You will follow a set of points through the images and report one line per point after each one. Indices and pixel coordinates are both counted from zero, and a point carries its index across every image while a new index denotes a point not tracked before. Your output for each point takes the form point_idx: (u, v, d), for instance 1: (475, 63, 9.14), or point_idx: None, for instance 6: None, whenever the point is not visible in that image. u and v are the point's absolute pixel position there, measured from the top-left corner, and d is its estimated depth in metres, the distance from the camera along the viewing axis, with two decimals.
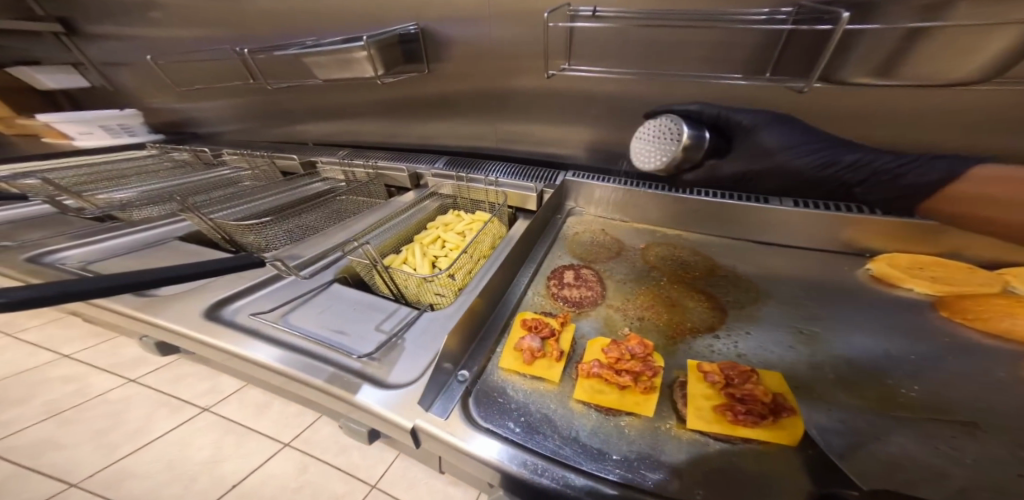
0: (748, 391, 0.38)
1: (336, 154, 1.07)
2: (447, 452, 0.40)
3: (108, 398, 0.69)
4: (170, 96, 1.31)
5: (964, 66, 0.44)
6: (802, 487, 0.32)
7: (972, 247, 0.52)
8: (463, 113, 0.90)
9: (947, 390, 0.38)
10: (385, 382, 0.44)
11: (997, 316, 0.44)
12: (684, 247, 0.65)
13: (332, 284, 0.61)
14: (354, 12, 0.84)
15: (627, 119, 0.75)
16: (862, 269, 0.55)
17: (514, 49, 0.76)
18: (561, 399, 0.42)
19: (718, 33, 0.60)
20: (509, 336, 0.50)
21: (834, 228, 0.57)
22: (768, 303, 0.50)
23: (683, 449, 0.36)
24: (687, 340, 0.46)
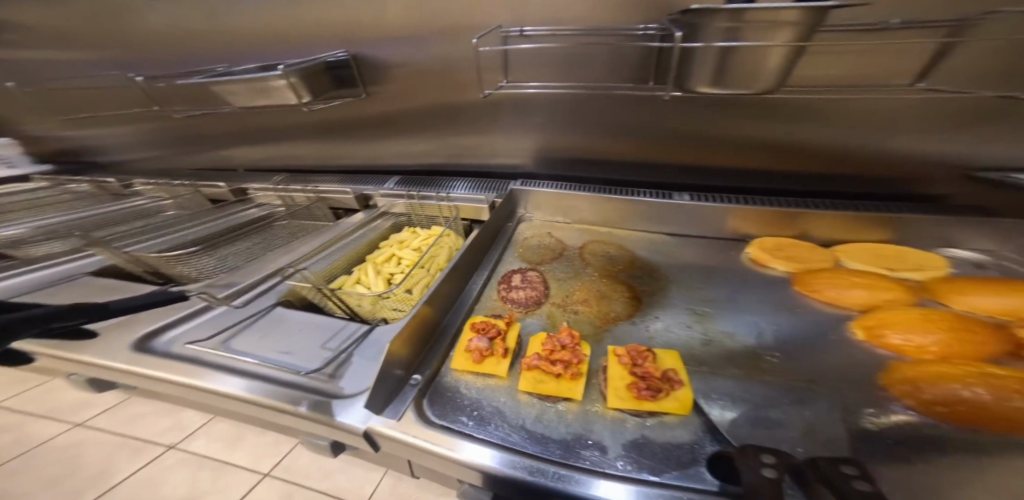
0: (647, 369, 0.43)
1: (270, 179, 1.07)
2: (409, 452, 0.44)
3: (58, 443, 0.80)
4: (82, 123, 1.22)
5: (761, 78, 0.49)
6: (701, 446, 0.37)
7: (817, 229, 0.63)
8: (402, 130, 0.94)
9: (804, 352, 0.45)
10: (333, 394, 0.47)
11: (826, 288, 0.52)
12: (614, 243, 0.73)
13: (275, 308, 0.63)
14: (279, 36, 0.85)
15: (562, 127, 0.83)
16: (744, 254, 0.64)
17: (446, 67, 0.81)
18: (512, 392, 0.47)
19: (620, 48, 0.69)
20: (459, 340, 0.54)
21: (723, 217, 0.67)
22: (672, 289, 0.59)
23: (610, 428, 0.41)
24: (612, 329, 0.54)
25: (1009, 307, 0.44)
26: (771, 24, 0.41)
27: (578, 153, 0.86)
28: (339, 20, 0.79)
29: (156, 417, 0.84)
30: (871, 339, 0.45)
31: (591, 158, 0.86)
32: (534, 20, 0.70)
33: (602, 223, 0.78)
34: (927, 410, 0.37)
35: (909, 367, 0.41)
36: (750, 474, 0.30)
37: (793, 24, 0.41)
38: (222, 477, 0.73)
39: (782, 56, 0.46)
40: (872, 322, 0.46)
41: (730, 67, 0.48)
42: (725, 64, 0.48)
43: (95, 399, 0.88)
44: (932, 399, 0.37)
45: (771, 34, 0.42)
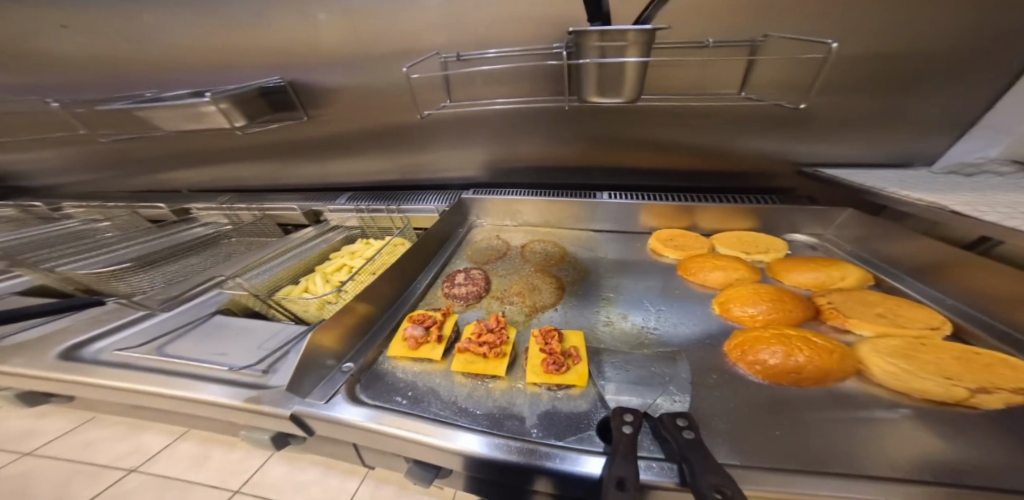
0: (552, 347, 0.51)
1: (217, 199, 1.09)
2: (333, 430, 0.48)
3: (5, 472, 0.79)
4: (11, 149, 1.19)
5: (625, 89, 0.58)
6: (595, 409, 0.45)
7: (702, 220, 0.75)
8: (347, 148, 0.98)
9: (680, 326, 0.55)
10: (260, 384, 0.50)
11: (700, 271, 0.62)
12: (552, 240, 0.81)
13: (216, 315, 0.67)
14: (219, 63, 0.89)
15: (496, 141, 0.91)
16: (648, 246, 0.74)
17: (381, 91, 0.87)
18: (446, 374, 0.54)
19: (544, 72, 0.78)
20: (399, 330, 0.61)
21: (633, 214, 0.78)
22: (588, 279, 0.67)
23: (529, 400, 0.49)
24: (539, 316, 0.61)
25: (819, 281, 0.57)
26: (624, 43, 0.51)
27: (519, 162, 0.94)
28: (276, 47, 0.83)
29: (112, 441, 0.84)
30: (722, 313, 0.56)
31: (538, 168, 0.94)
32: (462, 46, 0.78)
33: (546, 223, 0.86)
34: (751, 370, 0.46)
35: (747, 335, 0.50)
36: (615, 431, 0.38)
37: (637, 43, 0.51)
38: (189, 496, 0.75)
39: (637, 69, 0.56)
40: (723, 300, 0.57)
41: (607, 79, 0.57)
42: (601, 77, 0.57)
43: (40, 430, 0.87)
44: (756, 360, 0.46)
45: (624, 51, 0.53)
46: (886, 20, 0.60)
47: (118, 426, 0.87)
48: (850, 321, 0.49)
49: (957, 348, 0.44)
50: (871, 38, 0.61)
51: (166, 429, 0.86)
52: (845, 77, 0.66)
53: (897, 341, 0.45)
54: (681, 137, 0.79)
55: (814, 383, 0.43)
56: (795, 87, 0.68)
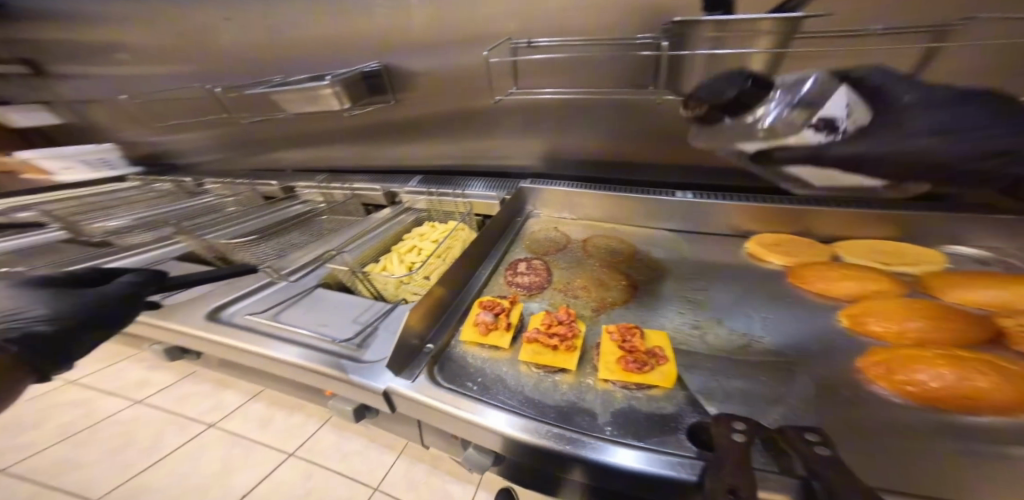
0: (634, 344, 0.48)
1: (315, 178, 1.17)
2: (418, 413, 0.49)
3: (119, 417, 0.91)
4: (149, 129, 1.38)
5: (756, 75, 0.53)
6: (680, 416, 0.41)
7: (820, 226, 0.65)
8: (422, 135, 1.01)
9: (792, 336, 0.49)
10: (359, 359, 0.53)
11: (821, 279, 0.54)
12: (616, 238, 0.76)
13: (317, 288, 0.70)
14: (316, 50, 0.94)
15: (565, 131, 0.88)
16: (743, 248, 0.66)
17: (460, 77, 0.88)
18: (513, 363, 0.52)
19: (624, 56, 0.73)
20: (469, 315, 0.60)
21: (727, 216, 0.69)
22: (665, 279, 0.62)
23: (600, 397, 0.45)
24: (608, 312, 0.58)
25: (1003, 300, 0.46)
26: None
27: (587, 154, 0.90)
28: (369, 32, 0.87)
29: (200, 398, 0.96)
30: (854, 327, 0.48)
31: (602, 161, 0.89)
32: (548, 31, 0.76)
33: (604, 217, 0.81)
34: (899, 391, 0.39)
35: (891, 353, 0.42)
36: (723, 439, 0.34)
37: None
38: (252, 454, 0.85)
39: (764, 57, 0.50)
40: (856, 311, 0.49)
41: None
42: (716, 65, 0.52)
43: (151, 379, 1.00)
44: (908, 382, 0.39)
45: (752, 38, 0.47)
46: None
47: (205, 384, 0.99)
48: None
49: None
50: None
51: (242, 390, 0.98)
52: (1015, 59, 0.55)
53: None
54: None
55: (994, 413, 0.35)
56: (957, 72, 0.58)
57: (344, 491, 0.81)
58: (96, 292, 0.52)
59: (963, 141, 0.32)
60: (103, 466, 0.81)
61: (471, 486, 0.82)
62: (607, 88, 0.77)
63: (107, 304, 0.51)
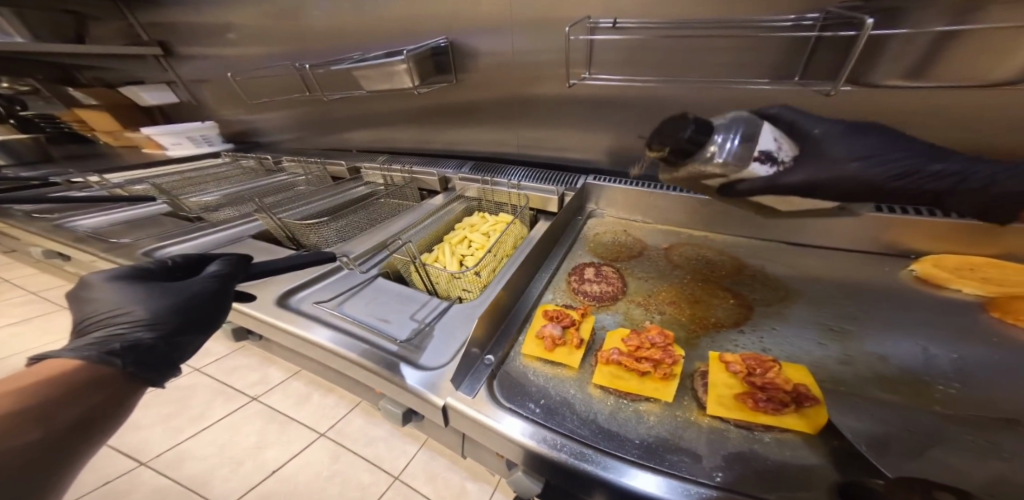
0: (769, 380, 0.37)
1: (376, 159, 1.18)
2: (474, 431, 0.42)
3: (178, 383, 0.95)
4: (241, 108, 1.49)
5: None
6: (823, 477, 0.31)
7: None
8: (488, 120, 0.96)
9: (1001, 394, 0.35)
10: (418, 363, 0.48)
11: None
12: (709, 247, 0.64)
13: (377, 278, 0.65)
14: (395, 29, 0.93)
15: (644, 125, 0.77)
16: (907, 269, 0.51)
17: (535, 59, 0.81)
18: (581, 385, 0.43)
19: (748, 42, 0.61)
20: (531, 326, 0.52)
21: (875, 230, 0.54)
22: (797, 302, 0.49)
23: (704, 437, 0.36)
24: (711, 334, 0.47)
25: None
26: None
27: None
28: (446, 9, 0.83)
29: (247, 370, 0.98)
30: None
31: None
32: (645, 8, 0.66)
33: (686, 223, 0.69)
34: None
35: None
36: None
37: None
38: (289, 430, 0.84)
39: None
40: None
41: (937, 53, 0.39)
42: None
43: (210, 349, 1.05)
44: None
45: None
46: None
47: (253, 358, 1.02)
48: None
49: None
50: None
51: (285, 367, 0.99)
52: None
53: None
54: (945, 131, 0.54)
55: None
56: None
57: (368, 479, 0.77)
58: (185, 289, 0.47)
59: (881, 166, 0.33)
60: (156, 430, 0.84)
61: (487, 487, 0.77)
62: (711, 72, 0.66)
63: (192, 305, 0.46)
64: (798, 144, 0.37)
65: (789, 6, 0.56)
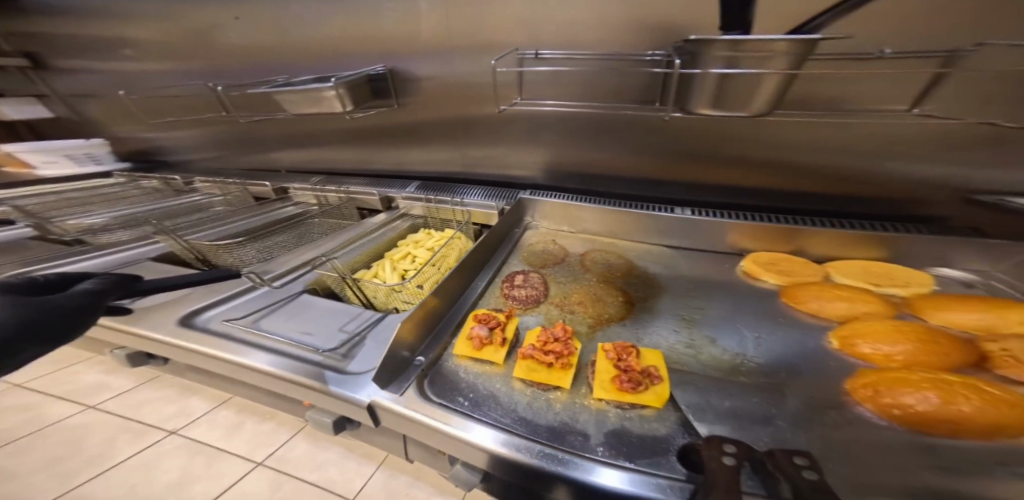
0: (631, 363, 0.47)
1: (309, 179, 1.17)
2: (407, 427, 0.47)
3: (70, 427, 0.86)
4: (146, 125, 1.36)
5: (756, 101, 0.51)
6: (670, 438, 0.41)
7: (812, 245, 0.64)
8: (427, 140, 1.00)
9: (792, 362, 0.47)
10: (345, 370, 0.51)
11: (812, 300, 0.54)
12: (614, 252, 0.75)
13: (302, 295, 0.68)
14: (321, 52, 0.94)
15: (559, 144, 0.88)
16: (738, 267, 0.66)
17: (464, 85, 0.87)
18: (505, 380, 0.50)
19: (629, 78, 0.73)
20: (462, 329, 0.58)
21: (722, 231, 0.68)
22: (663, 297, 0.61)
23: (592, 416, 0.44)
24: (604, 327, 0.57)
25: (984, 325, 0.45)
26: (766, 54, 0.45)
27: (589, 168, 0.89)
28: (380, 36, 0.87)
29: (161, 404, 0.91)
30: (843, 348, 0.47)
31: (587, 176, 0.89)
32: (548, 45, 0.76)
33: (606, 232, 0.79)
34: (885, 415, 0.39)
35: (877, 375, 0.42)
36: (715, 463, 0.34)
37: (785, 53, 0.45)
38: (219, 463, 0.81)
39: (775, 83, 0.49)
40: (848, 334, 0.48)
41: (728, 93, 0.51)
42: (721, 90, 0.51)
43: (112, 386, 0.96)
44: (905, 403, 0.38)
45: (764, 63, 0.46)
46: None
47: (171, 389, 0.95)
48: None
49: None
50: None
51: (210, 396, 0.94)
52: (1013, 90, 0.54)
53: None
54: (768, 153, 0.70)
55: (978, 436, 0.36)
56: (968, 102, 0.56)
57: None
58: (41, 300, 0.43)
59: None
60: (39, 475, 0.78)
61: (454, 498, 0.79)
62: (607, 102, 0.77)
63: (54, 317, 0.43)
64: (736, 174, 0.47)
65: (652, 47, 0.69)
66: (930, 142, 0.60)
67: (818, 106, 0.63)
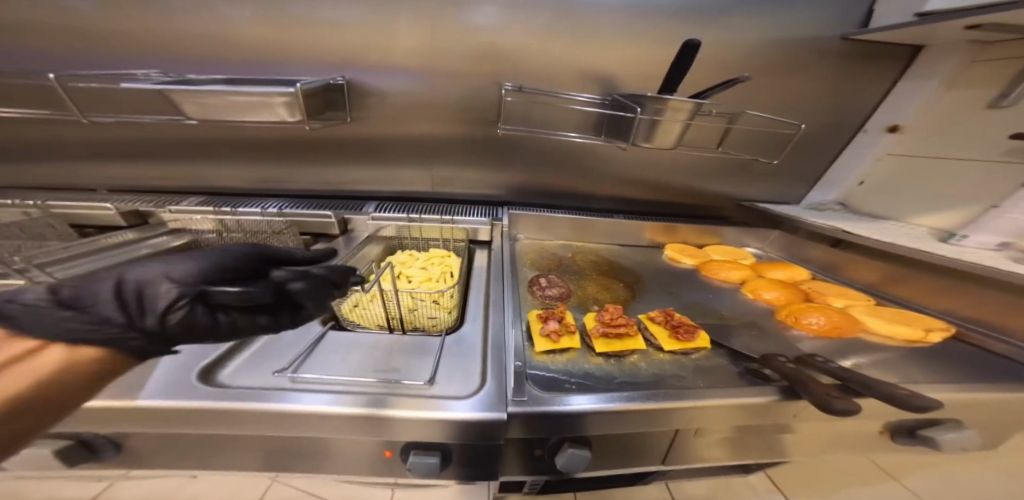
0: (680, 320, 0.56)
1: (189, 199, 0.89)
2: (483, 430, 0.42)
3: None
4: None
5: (669, 139, 0.75)
6: (726, 366, 0.51)
7: (697, 238, 0.92)
8: (383, 158, 0.93)
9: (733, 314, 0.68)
10: (460, 395, 0.43)
11: (721, 269, 0.76)
12: (594, 253, 0.85)
13: (327, 331, 0.52)
14: (237, 53, 0.80)
15: (516, 164, 0.94)
16: (664, 255, 0.86)
17: (428, 101, 0.86)
18: (586, 361, 0.51)
19: (582, 116, 0.89)
20: (532, 328, 0.55)
21: (649, 232, 0.91)
22: (645, 279, 0.75)
23: (672, 365, 0.51)
24: (630, 306, 0.65)
25: (791, 276, 0.75)
26: (678, 108, 0.69)
27: (547, 185, 0.98)
28: (337, 46, 0.80)
29: None
30: (756, 296, 0.68)
31: (545, 192, 1.00)
32: (515, 74, 0.84)
33: (579, 238, 0.89)
34: (808, 332, 0.59)
35: (788, 309, 0.63)
36: (783, 366, 0.46)
37: (687, 108, 0.69)
38: None
39: (680, 128, 0.73)
40: (754, 287, 0.70)
41: (659, 130, 0.73)
42: (655, 127, 0.73)
43: None
44: (807, 324, 0.59)
45: (674, 115, 0.70)
46: (810, 103, 0.88)
47: None
48: (829, 298, 0.67)
49: (938, 328, 0.60)
50: (811, 112, 0.89)
51: None
52: (785, 146, 0.94)
53: (861, 304, 0.65)
54: (674, 175, 0.97)
55: (847, 334, 0.59)
56: (768, 146, 0.94)
57: None
58: None
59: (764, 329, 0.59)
60: None
61: None
62: (565, 128, 0.90)
63: None
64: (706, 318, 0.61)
65: (598, 90, 0.86)
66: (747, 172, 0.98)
67: (700, 142, 0.92)
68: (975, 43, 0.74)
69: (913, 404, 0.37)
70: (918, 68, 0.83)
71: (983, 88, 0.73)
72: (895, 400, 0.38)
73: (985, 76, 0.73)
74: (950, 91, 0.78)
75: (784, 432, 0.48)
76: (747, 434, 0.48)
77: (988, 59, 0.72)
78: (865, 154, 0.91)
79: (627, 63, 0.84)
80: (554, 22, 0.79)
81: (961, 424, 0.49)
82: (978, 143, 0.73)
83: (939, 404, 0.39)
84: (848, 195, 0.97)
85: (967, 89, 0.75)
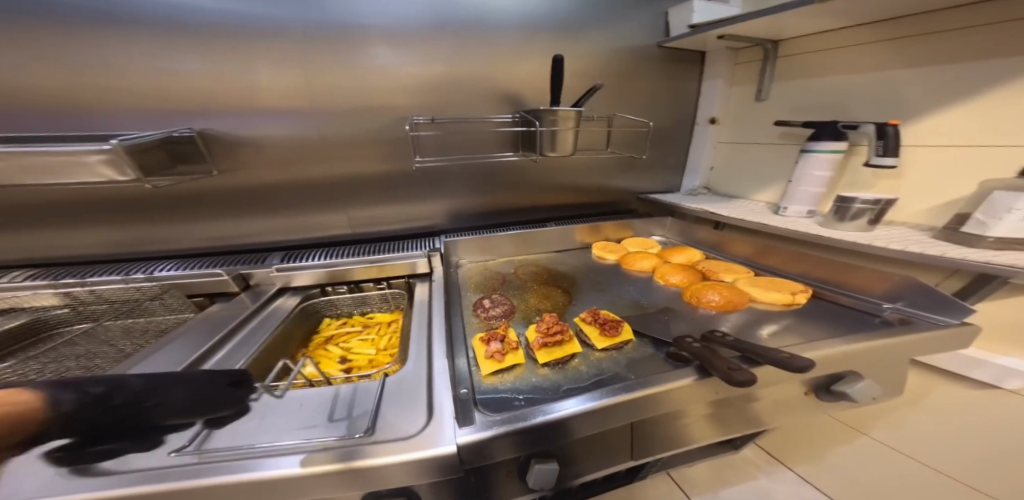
0: (607, 317, 0.62)
1: (26, 273, 0.74)
2: (430, 467, 0.42)
3: None
4: None
5: (566, 146, 0.82)
6: (650, 354, 0.58)
7: (619, 234, 1.03)
8: (292, 203, 0.87)
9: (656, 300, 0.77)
10: (404, 437, 0.43)
11: (639, 261, 0.86)
12: (531, 263, 0.90)
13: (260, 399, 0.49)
14: (85, 108, 0.72)
15: (440, 190, 0.95)
16: (593, 255, 0.94)
17: (330, 140, 0.83)
18: (532, 375, 0.54)
19: (494, 137, 0.93)
20: (475, 352, 0.57)
21: (575, 235, 0.98)
22: (577, 281, 0.81)
23: (607, 361, 0.56)
24: (566, 311, 0.70)
25: (693, 257, 0.88)
26: (558, 118, 0.78)
27: (476, 207, 1.01)
28: (207, 90, 0.74)
29: None
30: (667, 280, 0.79)
31: (477, 214, 1.02)
32: (416, 104, 0.85)
33: (515, 253, 0.93)
34: (715, 308, 0.69)
35: (694, 288, 0.74)
36: (694, 346, 0.53)
37: (571, 119, 0.78)
38: None
39: (571, 135, 0.81)
40: (666, 272, 0.80)
41: (551, 138, 0.80)
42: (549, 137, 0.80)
43: None
44: (708, 301, 0.70)
45: (560, 123, 0.78)
46: (671, 104, 1.04)
47: None
48: (721, 275, 0.79)
49: (801, 289, 0.71)
50: (680, 114, 1.06)
51: None
52: (670, 143, 1.09)
53: (748, 274, 0.79)
54: (586, 178, 1.07)
55: (742, 302, 0.70)
56: (640, 143, 1.06)
57: None
58: None
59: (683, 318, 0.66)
60: None
61: None
62: (479, 151, 0.93)
63: None
64: (639, 319, 0.66)
65: (500, 110, 0.92)
66: (647, 170, 1.12)
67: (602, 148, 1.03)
68: (730, 51, 0.98)
69: (793, 366, 0.46)
70: (709, 70, 1.01)
71: (750, 86, 0.96)
72: (782, 365, 0.47)
73: (744, 75, 0.97)
74: (732, 88, 1.01)
75: (729, 404, 0.54)
76: (718, 410, 0.54)
77: (744, 62, 0.97)
78: (703, 144, 1.08)
79: (516, 82, 0.90)
80: (439, 53, 0.83)
81: (861, 375, 0.56)
82: (771, 130, 0.93)
83: (815, 362, 0.46)
84: (710, 180, 1.13)
85: (742, 85, 0.99)
